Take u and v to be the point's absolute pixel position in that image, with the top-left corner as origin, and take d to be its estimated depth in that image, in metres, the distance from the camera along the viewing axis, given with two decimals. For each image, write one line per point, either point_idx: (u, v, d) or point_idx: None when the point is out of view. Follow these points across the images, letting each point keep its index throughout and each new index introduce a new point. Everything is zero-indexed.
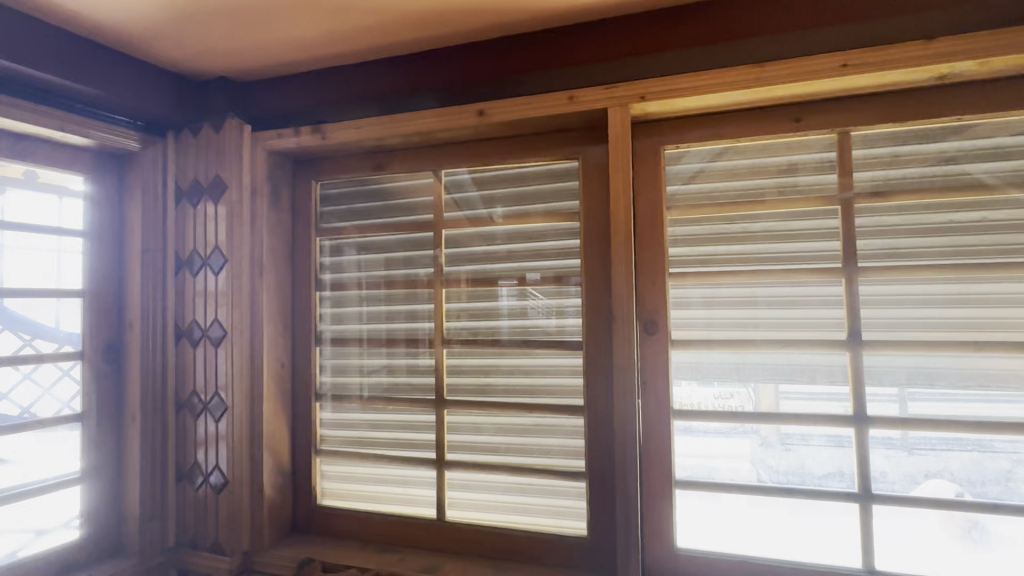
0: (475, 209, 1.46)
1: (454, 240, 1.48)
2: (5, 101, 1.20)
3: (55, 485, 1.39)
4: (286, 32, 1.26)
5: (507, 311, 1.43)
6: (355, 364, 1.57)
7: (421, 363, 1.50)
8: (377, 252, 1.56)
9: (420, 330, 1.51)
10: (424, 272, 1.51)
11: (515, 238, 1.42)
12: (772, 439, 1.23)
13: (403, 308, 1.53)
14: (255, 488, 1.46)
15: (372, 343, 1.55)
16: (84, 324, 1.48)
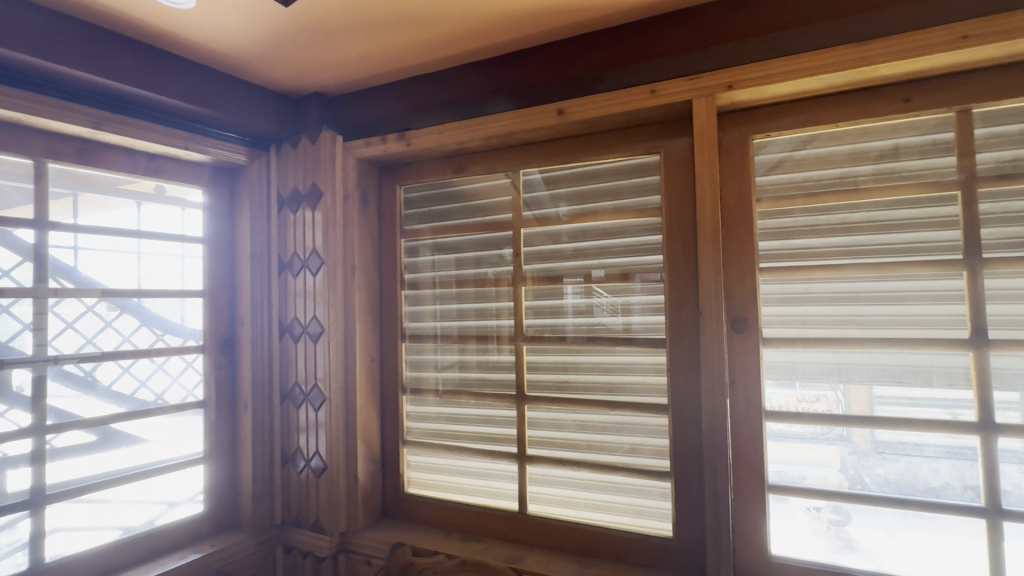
0: (543, 208, 1.49)
1: (530, 239, 1.51)
2: (140, 126, 1.38)
3: (183, 463, 1.58)
4: (376, 46, 1.34)
5: (572, 309, 1.45)
6: (431, 360, 1.64)
7: (493, 359, 1.55)
8: (448, 253, 1.62)
9: (492, 328, 1.55)
10: (492, 271, 1.56)
11: (577, 237, 1.44)
12: (866, 447, 1.15)
13: (474, 306, 1.58)
14: (351, 474, 1.57)
15: (446, 339, 1.62)
16: (205, 321, 1.65)
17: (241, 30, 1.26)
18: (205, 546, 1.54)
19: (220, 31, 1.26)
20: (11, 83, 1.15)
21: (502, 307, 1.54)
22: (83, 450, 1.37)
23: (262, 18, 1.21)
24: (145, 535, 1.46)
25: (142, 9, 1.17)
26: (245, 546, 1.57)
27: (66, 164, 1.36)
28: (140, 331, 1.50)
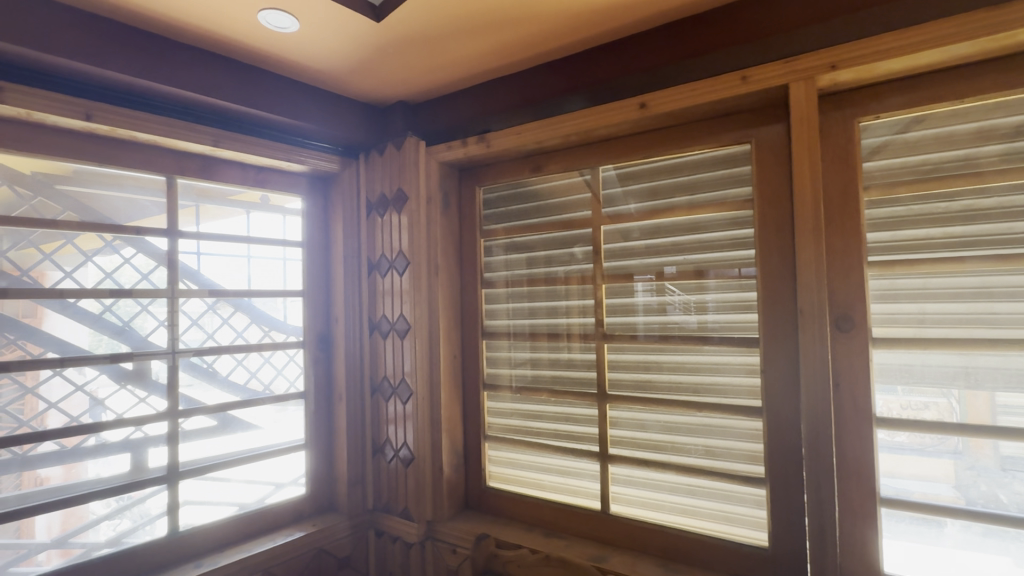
0: (616, 205, 1.47)
1: (610, 236, 1.49)
2: (250, 141, 1.52)
3: (288, 448, 1.72)
4: (459, 52, 1.39)
5: (643, 306, 1.43)
6: (505, 357, 1.68)
7: (564, 357, 1.56)
8: (520, 252, 1.66)
9: (563, 325, 1.57)
10: (563, 269, 1.57)
11: (651, 234, 1.42)
12: (988, 461, 1.03)
13: (545, 304, 1.60)
14: (436, 465, 1.64)
15: (519, 337, 1.65)
16: (304, 318, 1.79)
17: (337, 48, 1.36)
18: (307, 525, 1.67)
19: (319, 51, 1.37)
20: (149, 110, 1.32)
21: (580, 305, 1.54)
22: (208, 433, 1.54)
23: (356, 35, 1.30)
24: (257, 512, 1.62)
25: (254, 37, 1.29)
26: (342, 528, 1.68)
27: (191, 179, 1.54)
28: (250, 327, 1.66)
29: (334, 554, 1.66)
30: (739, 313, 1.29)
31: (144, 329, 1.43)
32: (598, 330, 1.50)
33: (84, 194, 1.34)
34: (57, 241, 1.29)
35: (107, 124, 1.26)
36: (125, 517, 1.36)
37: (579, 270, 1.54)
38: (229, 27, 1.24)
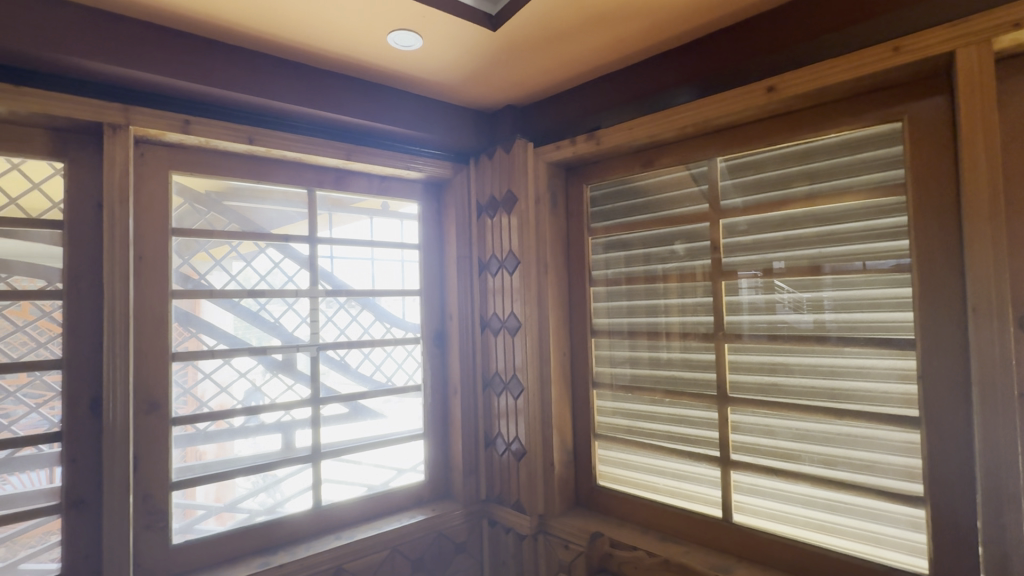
0: (730, 199, 1.41)
1: (725, 230, 1.42)
2: (376, 153, 1.66)
3: (409, 436, 1.85)
4: (571, 51, 1.40)
5: (749, 305, 1.37)
6: (605, 356, 1.68)
7: (663, 357, 1.54)
8: (619, 250, 1.65)
9: (662, 324, 1.55)
10: (670, 266, 1.54)
11: (754, 229, 1.37)
12: None
13: (644, 302, 1.59)
14: (546, 458, 1.67)
15: (627, 335, 1.63)
16: (421, 316, 1.91)
17: (455, 59, 1.43)
18: (427, 510, 1.78)
19: (438, 64, 1.45)
20: (296, 130, 1.50)
21: (693, 303, 1.48)
22: (343, 419, 1.71)
23: (473, 45, 1.36)
24: (383, 494, 1.76)
25: (383, 58, 1.40)
26: (457, 515, 1.77)
27: (326, 190, 1.71)
28: (375, 324, 1.81)
29: (451, 538, 1.75)
30: (863, 312, 1.20)
31: (290, 326, 1.62)
32: (714, 330, 1.43)
33: (245, 207, 1.56)
34: (224, 249, 1.51)
35: (265, 145, 1.45)
36: (268, 493, 1.55)
37: (677, 267, 1.52)
38: (363, 52, 1.37)
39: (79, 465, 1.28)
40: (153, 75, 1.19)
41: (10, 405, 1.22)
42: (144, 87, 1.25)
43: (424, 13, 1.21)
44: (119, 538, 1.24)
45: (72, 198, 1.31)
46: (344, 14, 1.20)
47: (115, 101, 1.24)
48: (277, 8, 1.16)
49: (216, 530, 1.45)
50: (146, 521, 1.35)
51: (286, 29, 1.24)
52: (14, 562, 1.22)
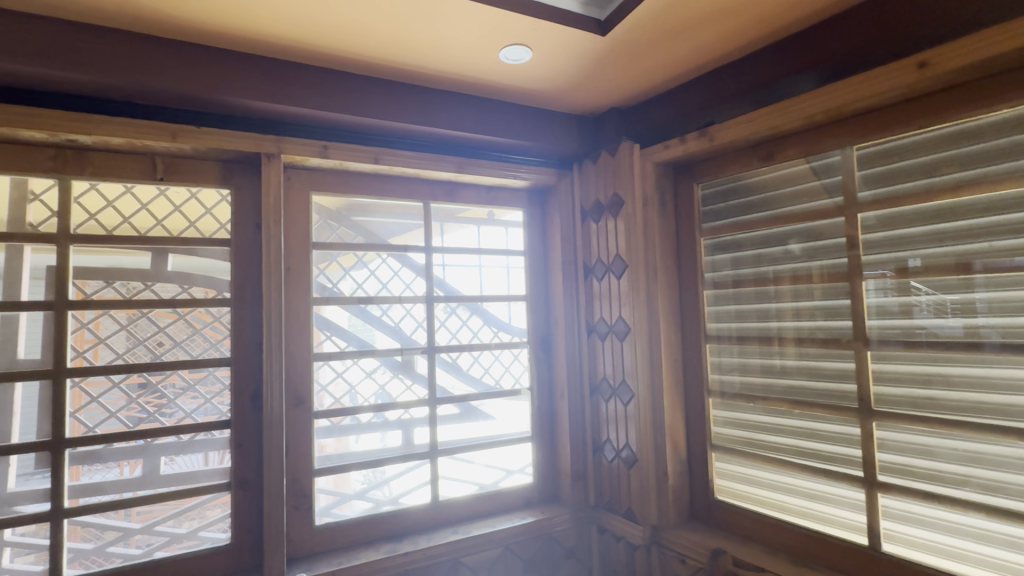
0: (869, 190, 1.27)
1: (848, 228, 1.30)
2: (485, 164, 1.73)
3: (517, 439, 1.89)
4: (683, 46, 1.37)
5: (876, 309, 1.25)
6: (714, 363, 1.62)
7: (776, 365, 1.46)
8: (726, 252, 1.59)
9: (775, 329, 1.47)
10: (786, 268, 1.44)
11: (882, 225, 1.24)
12: None
13: (754, 307, 1.51)
14: (659, 467, 1.61)
15: (743, 342, 1.54)
16: (527, 321, 1.95)
17: (563, 67, 1.45)
18: (536, 512, 1.81)
19: (546, 73, 1.48)
20: (414, 148, 1.61)
21: (812, 307, 1.38)
22: (457, 419, 1.80)
23: (581, 51, 1.37)
24: (494, 493, 1.82)
25: (495, 73, 1.46)
26: (567, 519, 1.78)
27: (439, 203, 1.82)
28: (484, 329, 1.88)
29: (561, 542, 1.76)
30: None
31: (409, 330, 1.74)
32: (847, 335, 1.30)
33: (369, 221, 1.71)
34: (352, 260, 1.67)
35: (388, 164, 1.58)
36: (392, 485, 1.67)
37: (790, 269, 1.43)
38: (476, 70, 1.44)
39: (245, 449, 1.48)
40: (300, 109, 1.36)
41: (190, 396, 1.45)
42: (291, 119, 1.43)
43: (536, 25, 1.24)
44: (276, 516, 1.41)
45: (236, 219, 1.52)
46: (460, 36, 1.27)
47: (270, 134, 1.42)
48: (401, 38, 1.27)
49: (348, 516, 1.60)
50: (295, 502, 1.52)
51: (408, 56, 1.35)
52: (195, 530, 1.43)
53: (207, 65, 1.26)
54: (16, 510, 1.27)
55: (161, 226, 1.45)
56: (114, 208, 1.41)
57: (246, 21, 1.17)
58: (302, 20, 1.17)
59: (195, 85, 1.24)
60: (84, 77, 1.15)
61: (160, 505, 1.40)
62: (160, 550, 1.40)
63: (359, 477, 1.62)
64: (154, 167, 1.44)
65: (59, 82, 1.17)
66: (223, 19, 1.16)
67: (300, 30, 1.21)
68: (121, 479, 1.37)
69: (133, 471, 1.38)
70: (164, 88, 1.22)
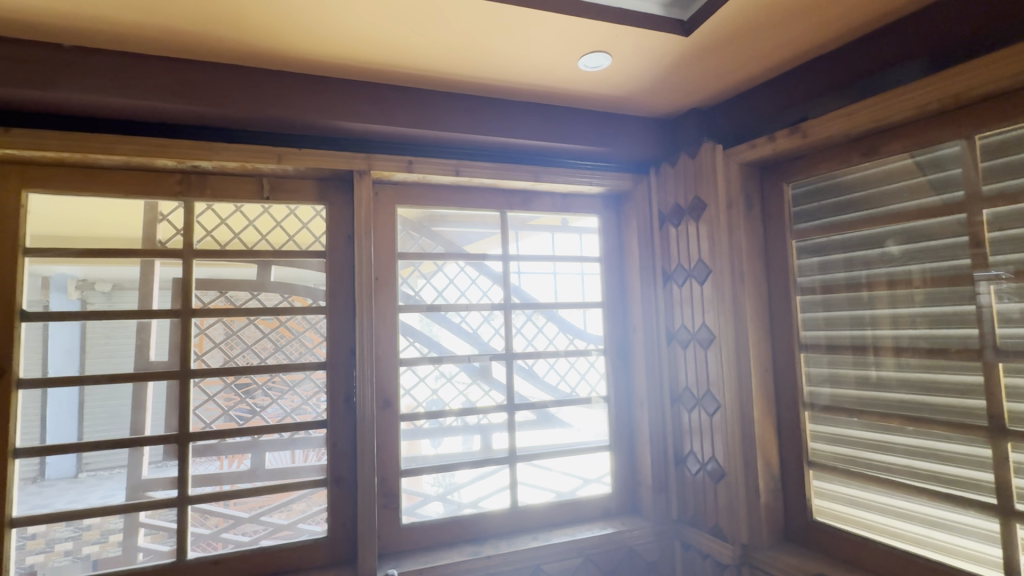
0: (997, 183, 1.13)
1: (957, 228, 1.19)
2: (562, 172, 1.74)
3: (595, 447, 1.87)
4: (772, 40, 1.31)
5: (998, 317, 1.12)
6: (803, 373, 1.53)
7: (872, 376, 1.36)
8: (818, 254, 1.50)
9: (870, 337, 1.37)
10: (885, 272, 1.34)
11: (1007, 221, 1.11)
12: None
13: (846, 313, 1.42)
14: (750, 483, 1.53)
15: (842, 351, 1.43)
16: (603, 328, 1.93)
17: (642, 70, 1.43)
18: (615, 523, 1.77)
19: (624, 78, 1.47)
20: (492, 159, 1.66)
21: (912, 314, 1.27)
22: (534, 425, 1.81)
23: (662, 53, 1.34)
24: (571, 502, 1.80)
25: (572, 81, 1.47)
26: (649, 532, 1.73)
27: (515, 211, 1.85)
28: (559, 336, 1.87)
29: (643, 556, 1.71)
30: None
31: (486, 337, 1.78)
32: (957, 345, 1.19)
33: (448, 231, 1.77)
34: (432, 268, 1.74)
35: (467, 176, 1.63)
36: (473, 488, 1.71)
37: (885, 273, 1.33)
38: (553, 80, 1.46)
39: (339, 448, 1.58)
40: (388, 127, 1.44)
41: (290, 397, 1.57)
42: (380, 137, 1.51)
43: (616, 30, 1.23)
44: (368, 513, 1.49)
45: (330, 233, 1.64)
46: (540, 47, 1.29)
47: (361, 153, 1.52)
48: (482, 54, 1.31)
49: (431, 517, 1.65)
50: (384, 501, 1.59)
51: (488, 71, 1.39)
52: (294, 522, 1.54)
53: (307, 91, 1.37)
54: (148, 495, 1.43)
55: (265, 241, 1.59)
56: (226, 225, 1.56)
57: (342, 48, 1.26)
58: (391, 43, 1.24)
59: (296, 110, 1.35)
60: (206, 109, 1.28)
61: (264, 497, 1.52)
62: (266, 538, 1.51)
63: (433, 480, 1.67)
64: (261, 187, 1.58)
65: (187, 115, 1.32)
66: (322, 48, 1.26)
67: (389, 54, 1.29)
68: (232, 472, 1.50)
69: (243, 464, 1.51)
70: (272, 115, 1.33)
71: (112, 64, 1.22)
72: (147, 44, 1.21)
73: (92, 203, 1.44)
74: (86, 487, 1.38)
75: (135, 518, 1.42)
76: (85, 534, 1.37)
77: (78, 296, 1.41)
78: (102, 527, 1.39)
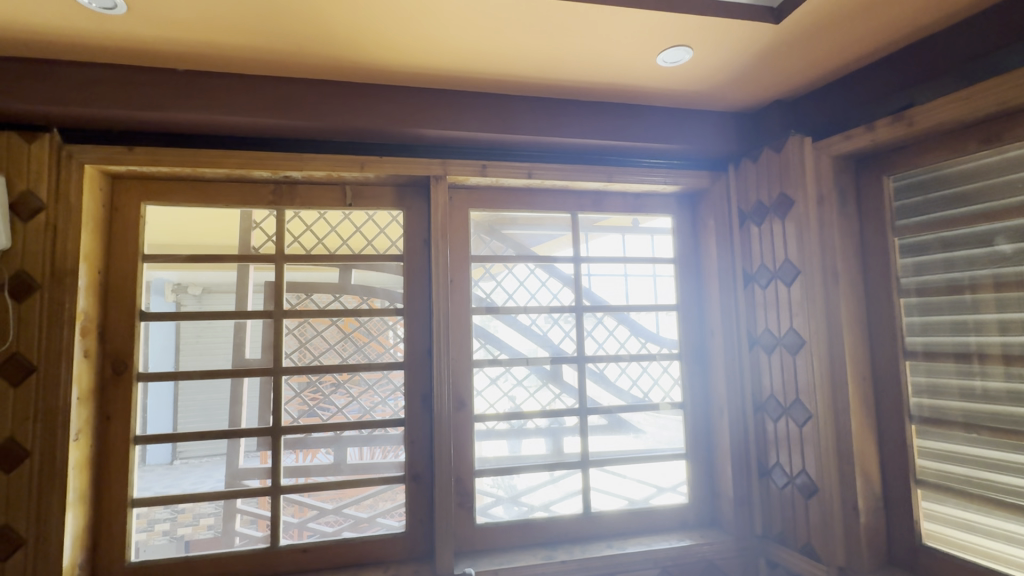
0: None
1: None
2: (637, 172, 1.70)
3: (670, 455, 1.81)
4: (873, 21, 1.21)
5: None
6: (905, 383, 1.40)
7: (980, 387, 1.24)
8: (924, 253, 1.37)
9: (974, 345, 1.25)
10: (1001, 271, 1.20)
11: None
12: None
13: (948, 317, 1.31)
14: (847, 499, 1.42)
15: (952, 359, 1.30)
16: (677, 332, 1.87)
17: (722, 62, 1.37)
18: (693, 535, 1.70)
19: (703, 71, 1.41)
20: (564, 161, 1.65)
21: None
22: (607, 430, 1.77)
23: (746, 44, 1.28)
24: (646, 510, 1.75)
25: (647, 78, 1.44)
26: (731, 546, 1.64)
27: (587, 213, 1.83)
28: (631, 339, 1.83)
29: (724, 571, 1.63)
30: None
31: (556, 339, 1.77)
32: None
33: (519, 234, 1.78)
34: (503, 271, 1.75)
35: (539, 178, 1.63)
36: (545, 491, 1.70)
37: (992, 274, 1.22)
38: (628, 78, 1.43)
39: (416, 447, 1.63)
40: (462, 132, 1.46)
41: (369, 395, 1.63)
42: (455, 143, 1.55)
43: (696, 22, 1.19)
44: (445, 512, 1.52)
45: (407, 237, 1.69)
46: (616, 45, 1.26)
47: (437, 159, 1.56)
48: (557, 56, 1.31)
49: (504, 518, 1.66)
50: (459, 500, 1.62)
51: (562, 72, 1.39)
52: (375, 516, 1.60)
53: (388, 101, 1.42)
54: (244, 483, 1.54)
55: (346, 245, 1.67)
56: (312, 231, 1.65)
57: (421, 57, 1.29)
58: (468, 50, 1.27)
59: (378, 120, 1.40)
60: (297, 122, 1.36)
61: (346, 491, 1.58)
62: (348, 530, 1.58)
63: (495, 481, 1.67)
64: (344, 195, 1.66)
65: (280, 129, 1.40)
66: (401, 59, 1.30)
67: (466, 61, 1.32)
68: (318, 465, 1.58)
69: (327, 458, 1.59)
70: (356, 125, 1.40)
71: (215, 84, 1.33)
72: (247, 65, 1.31)
73: (194, 213, 1.58)
74: (180, 473, 1.50)
75: (233, 505, 1.52)
76: (180, 516, 1.49)
77: (174, 298, 1.54)
78: (194, 510, 1.50)
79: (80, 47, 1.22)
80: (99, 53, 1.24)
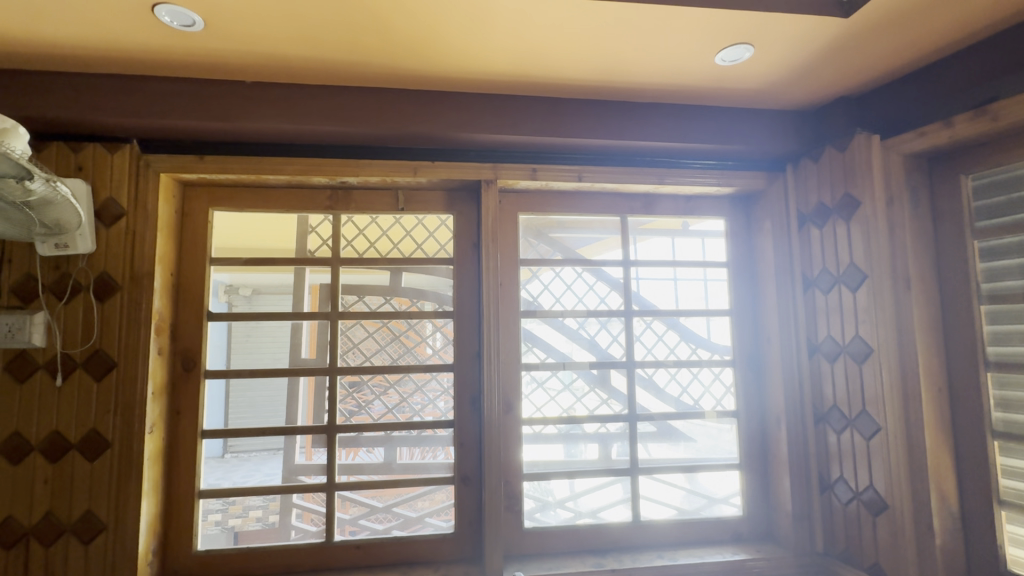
0: None
1: None
2: (689, 173, 1.66)
3: (723, 465, 1.75)
4: (954, 10, 1.14)
5: None
6: (984, 396, 1.31)
7: None
8: (1009, 257, 1.27)
9: None
10: None
11: None
12: None
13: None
14: (920, 518, 1.34)
15: None
16: (730, 338, 1.81)
17: (785, 59, 1.32)
18: (748, 549, 1.64)
19: (763, 69, 1.37)
20: (615, 163, 1.63)
21: None
22: (654, 437, 1.74)
23: (812, 38, 1.23)
24: (697, 521, 1.70)
25: (704, 77, 1.40)
26: (789, 562, 1.57)
27: (636, 216, 1.81)
28: (681, 345, 1.79)
29: None
30: None
31: (604, 344, 1.75)
32: None
33: (567, 237, 1.77)
34: (550, 274, 1.75)
35: (589, 181, 1.62)
36: (592, 498, 1.68)
37: None
38: (684, 77, 1.40)
39: (466, 449, 1.64)
40: (514, 136, 1.47)
41: (419, 396, 1.66)
42: (506, 147, 1.56)
43: (761, 18, 1.15)
44: (495, 514, 1.52)
45: (457, 241, 1.71)
46: (674, 45, 1.24)
47: (488, 163, 1.57)
48: (611, 58, 1.30)
49: (552, 524, 1.64)
50: (508, 503, 1.62)
51: (616, 74, 1.37)
52: (423, 515, 1.62)
53: (442, 107, 1.44)
54: (299, 479, 1.59)
55: (397, 249, 1.70)
56: (364, 235, 1.70)
57: (477, 63, 1.31)
58: (523, 56, 1.28)
59: (432, 125, 1.43)
60: (355, 129, 1.41)
61: (396, 490, 1.61)
62: (399, 529, 1.60)
63: (529, 488, 1.65)
64: (396, 200, 1.69)
65: (339, 137, 1.45)
66: (458, 66, 1.32)
67: (521, 66, 1.32)
68: (370, 463, 1.62)
69: (378, 457, 1.62)
70: (411, 132, 1.43)
71: (280, 94, 1.39)
72: (310, 75, 1.36)
73: (254, 218, 1.65)
74: (230, 466, 1.57)
75: (289, 499, 1.57)
76: (231, 508, 1.55)
77: (226, 299, 1.61)
78: (244, 503, 1.55)
79: (159, 62, 1.29)
80: (175, 67, 1.32)
